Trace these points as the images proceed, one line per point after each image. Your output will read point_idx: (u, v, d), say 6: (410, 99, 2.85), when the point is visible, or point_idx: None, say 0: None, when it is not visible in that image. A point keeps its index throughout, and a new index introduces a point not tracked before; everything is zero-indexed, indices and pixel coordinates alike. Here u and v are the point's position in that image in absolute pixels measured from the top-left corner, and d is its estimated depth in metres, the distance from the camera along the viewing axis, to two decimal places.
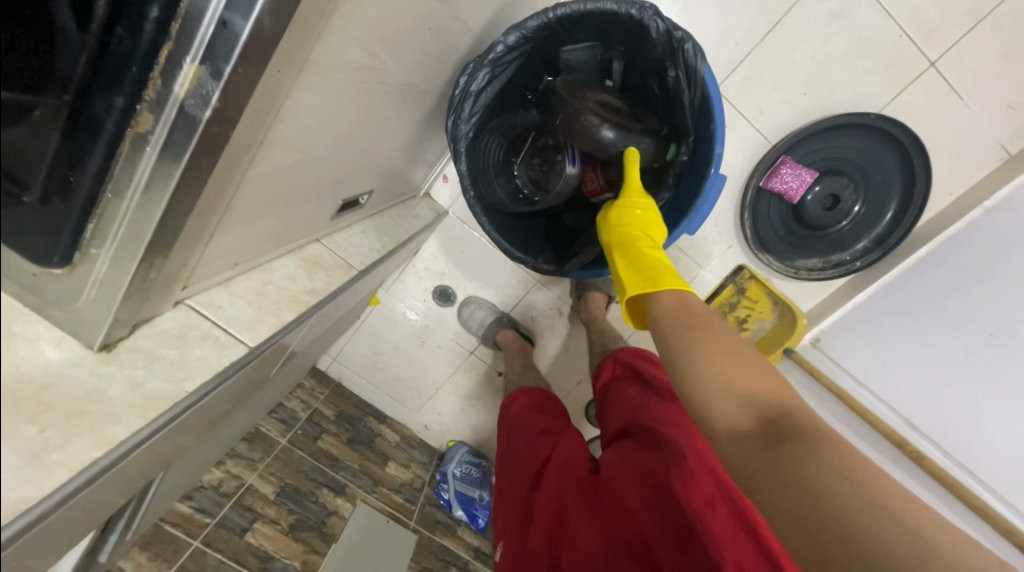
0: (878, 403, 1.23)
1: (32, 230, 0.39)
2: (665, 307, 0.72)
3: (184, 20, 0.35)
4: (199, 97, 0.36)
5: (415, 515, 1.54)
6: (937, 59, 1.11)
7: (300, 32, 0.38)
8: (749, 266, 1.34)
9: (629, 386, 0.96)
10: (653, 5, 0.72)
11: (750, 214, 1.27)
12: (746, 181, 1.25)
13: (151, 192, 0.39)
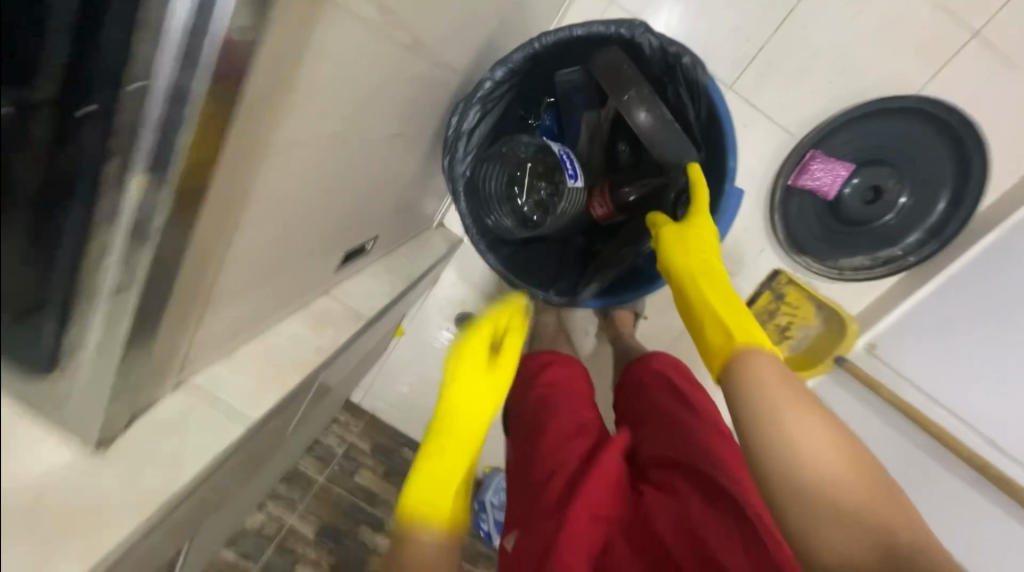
0: (946, 417, 1.09)
1: (17, 343, 0.41)
2: (761, 367, 0.58)
3: (131, 124, 0.35)
4: (151, 205, 0.37)
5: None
6: (982, 27, 1.00)
7: (252, 116, 0.38)
8: (786, 270, 1.24)
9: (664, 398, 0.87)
10: (644, 22, 0.69)
11: (781, 216, 1.17)
12: (773, 181, 1.16)
13: (125, 291, 0.40)
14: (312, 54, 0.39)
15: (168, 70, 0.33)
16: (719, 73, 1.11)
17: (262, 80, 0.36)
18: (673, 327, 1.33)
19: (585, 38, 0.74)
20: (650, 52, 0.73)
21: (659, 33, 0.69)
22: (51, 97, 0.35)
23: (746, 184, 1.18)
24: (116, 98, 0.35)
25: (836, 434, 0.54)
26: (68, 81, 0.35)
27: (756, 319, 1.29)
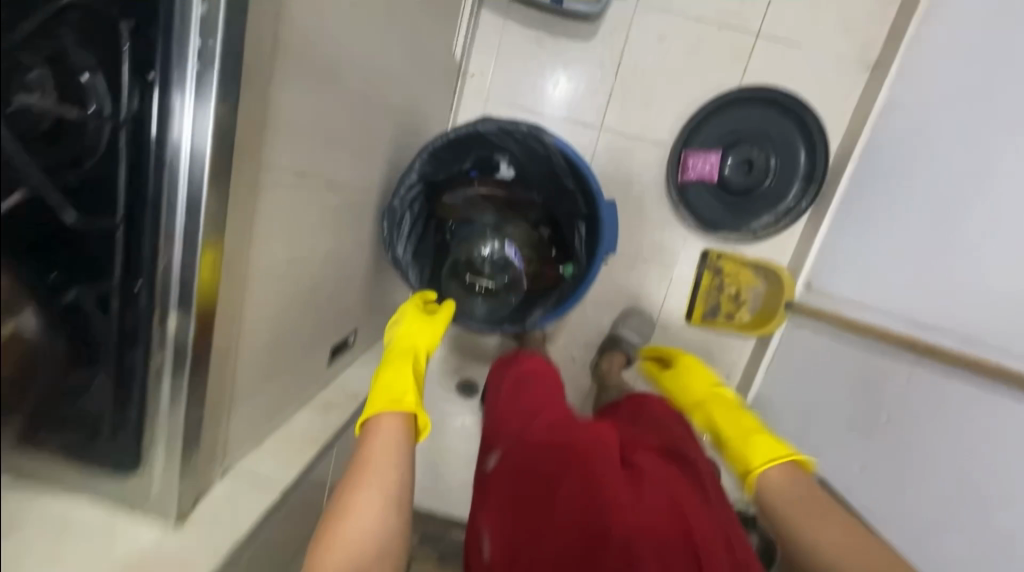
0: (880, 317, 1.10)
1: (103, 460, 0.51)
2: (803, 486, 0.78)
3: (164, 278, 0.47)
4: (180, 330, 0.49)
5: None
6: (760, 31, 1.32)
7: (240, 249, 0.53)
8: (713, 249, 1.43)
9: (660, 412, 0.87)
10: (484, 117, 0.89)
11: (686, 206, 1.38)
12: (666, 183, 1.40)
13: (174, 402, 0.51)
14: (264, 191, 0.55)
15: (179, 217, 0.46)
16: (590, 121, 1.40)
17: (242, 220, 0.52)
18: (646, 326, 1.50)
19: (450, 141, 0.93)
20: (501, 134, 0.93)
21: (496, 121, 0.89)
22: (117, 282, 0.46)
23: (649, 190, 1.42)
24: (151, 266, 0.47)
25: (848, 530, 0.70)
26: (126, 270, 0.46)
27: (710, 296, 1.44)
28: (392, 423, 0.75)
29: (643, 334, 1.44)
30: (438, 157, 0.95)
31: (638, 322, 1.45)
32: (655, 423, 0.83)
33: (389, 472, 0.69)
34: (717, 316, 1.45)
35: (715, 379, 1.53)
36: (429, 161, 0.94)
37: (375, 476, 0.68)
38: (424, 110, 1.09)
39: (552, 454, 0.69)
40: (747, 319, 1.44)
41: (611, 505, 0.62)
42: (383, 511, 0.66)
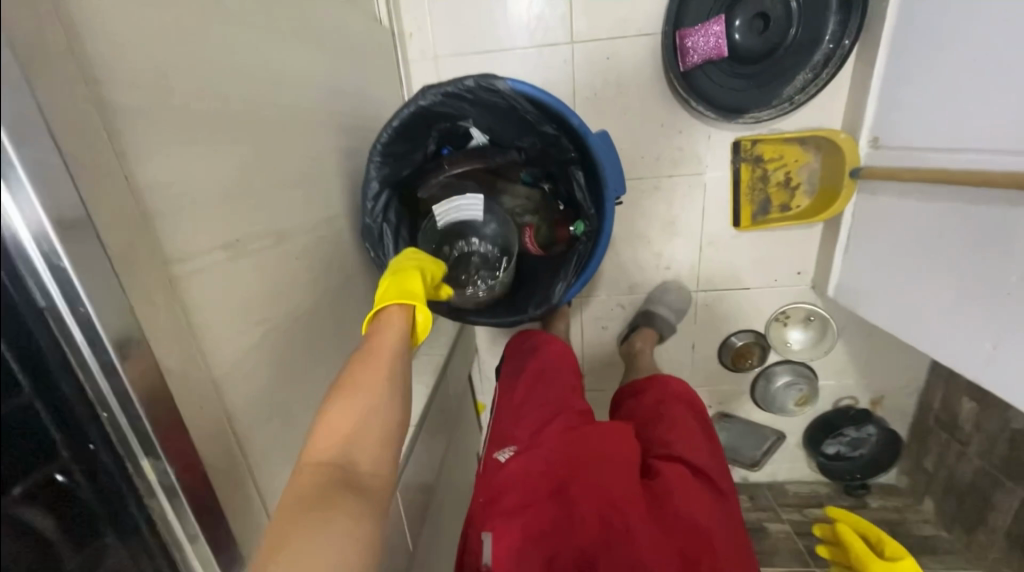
0: (971, 159, 0.87)
1: None
2: None
3: (117, 431, 0.41)
4: (161, 472, 0.43)
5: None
6: None
7: (190, 362, 0.46)
8: (745, 136, 1.21)
9: (684, 416, 0.83)
10: (423, 89, 0.76)
11: (699, 98, 1.15)
12: (668, 79, 1.17)
13: (195, 540, 0.47)
14: (190, 287, 0.47)
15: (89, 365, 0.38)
16: (557, 40, 1.18)
17: (175, 333, 0.45)
18: (691, 248, 1.35)
19: (400, 131, 0.81)
20: (451, 100, 0.79)
21: (438, 87, 0.75)
22: (67, 457, 0.40)
23: (650, 95, 1.21)
24: (94, 424, 0.40)
25: None
26: (68, 442, 0.40)
27: (756, 192, 1.25)
28: (397, 327, 0.73)
29: (677, 309, 1.35)
30: (395, 153, 0.84)
31: (675, 253, 1.35)
32: (688, 425, 0.81)
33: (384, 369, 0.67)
34: (770, 210, 1.27)
35: (785, 279, 1.35)
36: (386, 161, 0.83)
37: (382, 361, 0.68)
38: (366, 104, 0.96)
39: (575, 465, 0.68)
40: (806, 204, 1.24)
41: (625, 529, 0.62)
42: (380, 402, 0.64)
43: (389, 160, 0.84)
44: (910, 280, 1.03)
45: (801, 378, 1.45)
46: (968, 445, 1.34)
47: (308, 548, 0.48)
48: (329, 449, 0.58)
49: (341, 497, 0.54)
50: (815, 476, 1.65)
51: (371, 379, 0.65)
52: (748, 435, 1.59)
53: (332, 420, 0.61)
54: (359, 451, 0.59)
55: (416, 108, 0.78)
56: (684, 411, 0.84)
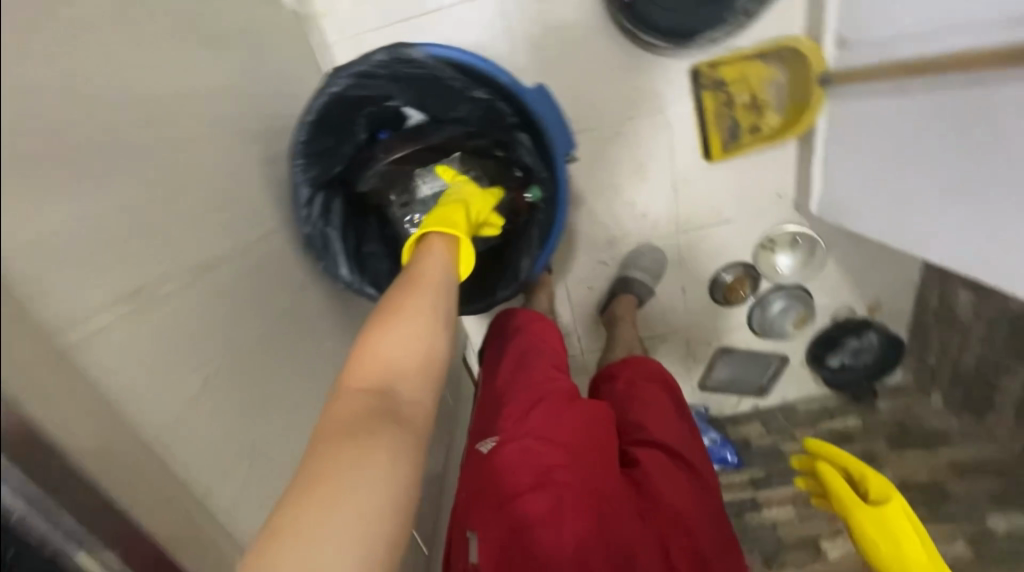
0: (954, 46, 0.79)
1: None
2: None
3: (34, 534, 0.37)
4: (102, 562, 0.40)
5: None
6: None
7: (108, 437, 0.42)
8: (701, 59, 1.12)
9: (660, 397, 0.86)
10: (328, 72, 0.68)
11: (646, 25, 1.06)
12: (610, 11, 1.07)
13: None
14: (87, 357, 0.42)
15: None
16: None
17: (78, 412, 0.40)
18: (666, 190, 1.28)
19: (316, 124, 0.74)
20: (364, 79, 0.71)
21: (343, 66, 0.67)
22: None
23: (594, 33, 1.11)
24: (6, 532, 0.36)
25: None
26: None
27: (723, 119, 1.18)
28: (443, 253, 0.71)
29: (653, 271, 1.35)
30: (318, 150, 0.76)
31: (654, 196, 1.29)
32: (662, 406, 0.85)
33: (428, 297, 0.64)
34: (741, 135, 1.19)
35: (768, 204, 1.30)
36: (309, 162, 0.76)
37: (423, 296, 0.64)
38: (282, 101, 0.87)
39: (573, 462, 0.69)
40: (776, 122, 1.17)
41: (621, 524, 0.65)
42: (426, 331, 0.61)
43: (314, 159, 0.77)
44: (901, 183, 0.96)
45: (798, 300, 1.43)
46: (969, 334, 1.33)
47: (346, 480, 0.45)
48: (368, 378, 0.55)
49: (389, 429, 0.50)
50: (823, 391, 1.66)
51: (415, 306, 0.62)
52: (752, 364, 1.59)
53: (374, 350, 0.57)
54: (406, 380, 0.56)
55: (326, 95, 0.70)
56: (660, 391, 0.87)
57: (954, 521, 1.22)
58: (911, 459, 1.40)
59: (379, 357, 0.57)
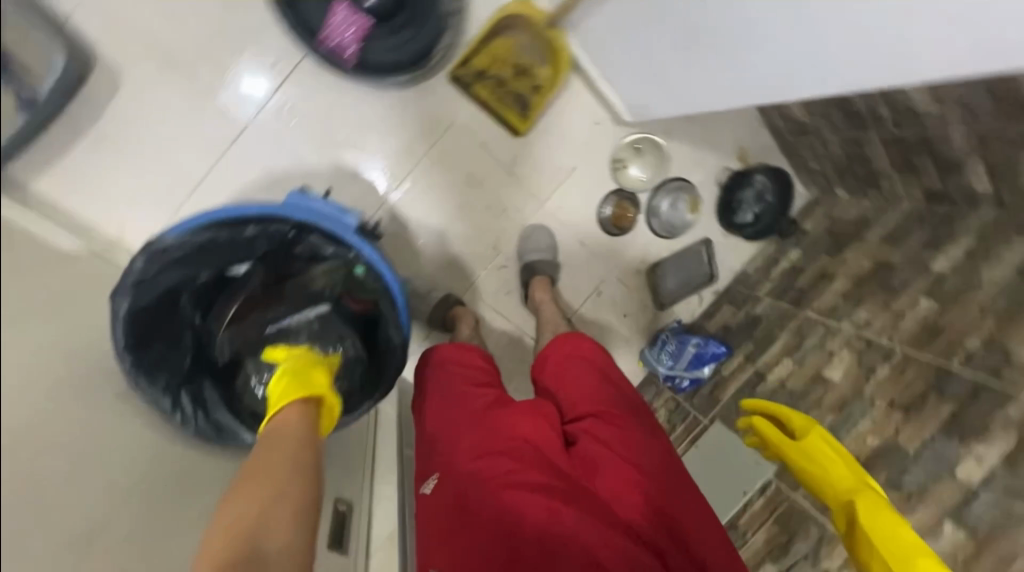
0: None
1: None
2: None
3: None
4: None
5: (702, 407, 1.52)
6: None
7: None
8: (453, 66, 1.22)
9: (589, 368, 0.95)
10: (112, 292, 0.82)
11: (388, 71, 1.15)
12: (353, 78, 1.16)
13: None
14: None
15: None
16: (241, 129, 1.15)
17: None
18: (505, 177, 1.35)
19: (138, 338, 0.86)
20: (154, 280, 0.86)
21: (121, 281, 0.81)
22: None
23: (356, 102, 1.19)
24: None
25: None
26: None
27: (506, 97, 1.27)
28: (296, 415, 0.76)
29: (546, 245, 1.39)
30: (154, 356, 0.87)
31: (502, 190, 1.36)
32: (592, 376, 0.94)
33: (275, 457, 0.68)
34: (529, 100, 1.28)
35: (593, 135, 1.39)
36: (150, 370, 0.86)
37: (278, 455, 0.68)
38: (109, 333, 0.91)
39: (513, 465, 0.79)
40: (546, 72, 1.26)
41: (573, 495, 0.76)
42: (276, 486, 0.64)
43: (154, 363, 0.87)
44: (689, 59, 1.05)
45: (679, 191, 1.53)
46: (821, 130, 1.41)
47: None
48: (224, 549, 0.56)
49: None
50: (758, 244, 1.72)
51: (263, 471, 0.66)
52: (685, 260, 1.64)
53: (223, 523, 0.59)
54: (268, 534, 0.59)
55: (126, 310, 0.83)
56: (589, 362, 0.95)
57: (910, 284, 1.26)
58: (853, 255, 1.45)
59: (232, 524, 0.59)
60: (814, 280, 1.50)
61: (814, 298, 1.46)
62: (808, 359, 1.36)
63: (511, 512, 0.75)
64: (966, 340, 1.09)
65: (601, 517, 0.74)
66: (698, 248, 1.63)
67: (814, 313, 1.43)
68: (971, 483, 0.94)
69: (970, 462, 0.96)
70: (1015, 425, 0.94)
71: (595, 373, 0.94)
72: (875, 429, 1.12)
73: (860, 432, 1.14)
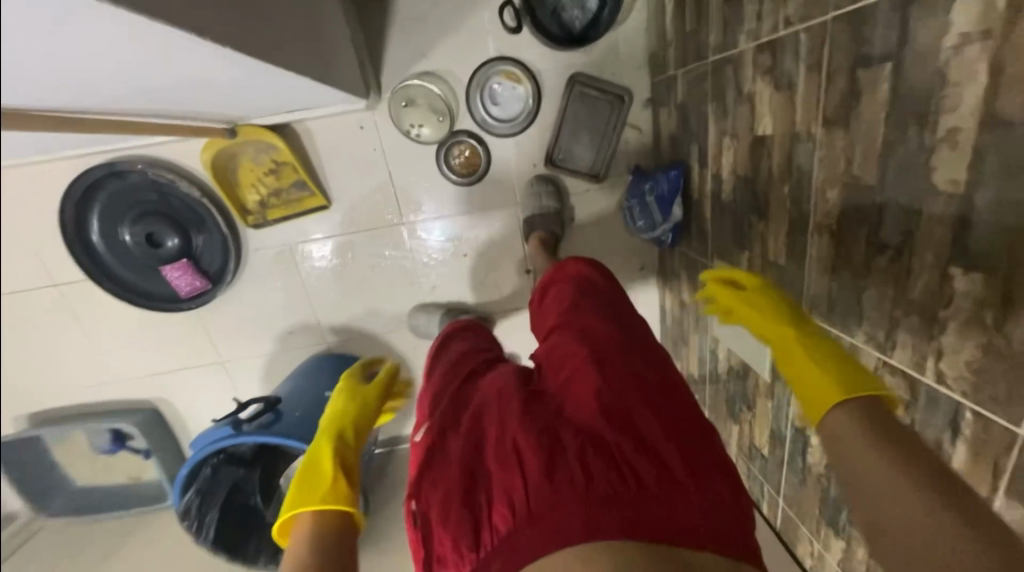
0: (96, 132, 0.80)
1: None
2: None
3: None
4: None
5: (699, 252, 1.19)
6: (54, 280, 1.42)
7: None
8: (243, 218, 1.38)
9: (585, 297, 0.87)
10: (199, 548, 1.15)
11: (224, 266, 1.40)
12: (219, 291, 1.43)
13: None
14: None
15: None
16: (222, 370, 1.59)
17: None
18: (357, 236, 1.44)
19: (240, 550, 1.20)
20: (209, 526, 1.17)
21: (194, 542, 1.14)
22: None
23: (241, 298, 1.49)
24: None
25: None
26: None
27: (290, 196, 1.36)
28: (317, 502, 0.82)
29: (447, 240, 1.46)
30: (258, 549, 1.22)
31: (370, 241, 1.45)
32: (589, 302, 0.86)
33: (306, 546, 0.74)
34: (301, 180, 1.33)
35: (372, 137, 1.32)
36: (265, 557, 1.21)
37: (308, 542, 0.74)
38: None
39: (496, 388, 0.73)
40: (281, 150, 1.27)
41: (548, 405, 0.67)
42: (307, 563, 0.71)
43: (262, 550, 1.22)
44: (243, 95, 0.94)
45: (487, 82, 1.26)
46: None
47: None
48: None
49: None
50: (636, 11, 1.22)
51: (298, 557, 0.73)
52: (573, 121, 1.32)
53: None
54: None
55: (216, 547, 1.17)
56: (582, 291, 0.89)
57: None
58: None
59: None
60: (699, 3, 0.98)
61: (708, 29, 0.96)
62: (739, 122, 0.91)
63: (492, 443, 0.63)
64: None
65: (597, 429, 0.62)
66: (574, 92, 1.28)
67: (716, 49, 0.95)
68: (958, 190, 0.50)
69: (942, 153, 0.51)
70: (977, 37, 0.46)
71: (592, 301, 0.86)
72: (827, 177, 0.70)
73: (818, 191, 0.73)
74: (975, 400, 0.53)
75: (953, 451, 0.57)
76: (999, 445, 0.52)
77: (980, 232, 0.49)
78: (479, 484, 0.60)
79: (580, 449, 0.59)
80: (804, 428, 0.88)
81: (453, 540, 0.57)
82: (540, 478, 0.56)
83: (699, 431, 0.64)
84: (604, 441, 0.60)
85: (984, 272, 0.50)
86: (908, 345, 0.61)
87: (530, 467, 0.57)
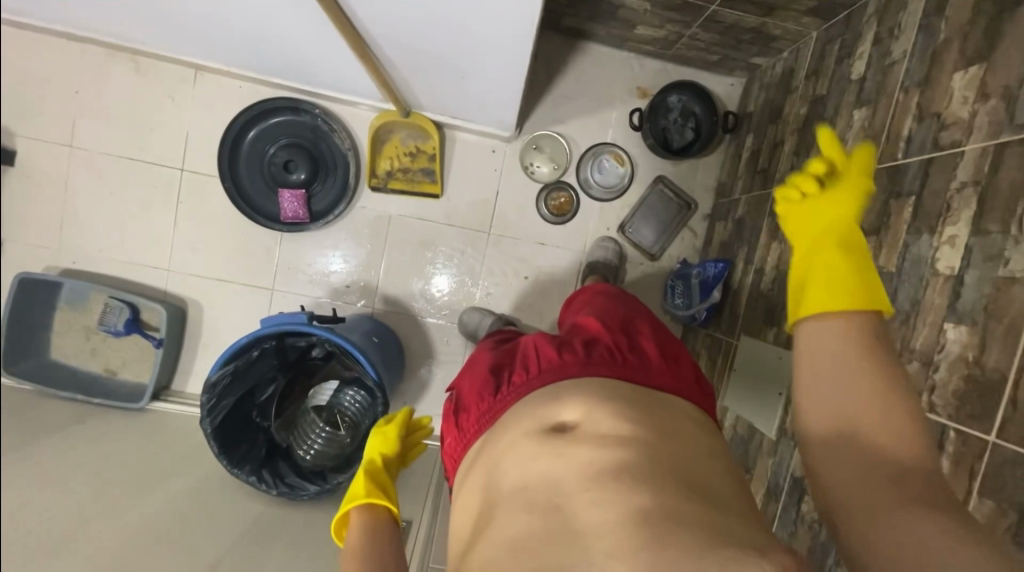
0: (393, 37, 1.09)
1: None
2: None
3: None
4: None
5: (725, 329, 1.44)
6: (181, 165, 1.58)
7: None
8: (367, 181, 1.63)
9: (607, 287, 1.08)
10: (200, 428, 1.13)
11: (331, 209, 1.60)
12: (311, 225, 1.60)
13: None
14: None
15: None
16: (267, 297, 1.66)
17: None
18: (448, 227, 1.67)
19: (228, 451, 1.17)
20: (219, 412, 1.16)
21: (201, 419, 1.12)
22: None
23: (323, 241, 1.66)
24: None
25: None
26: None
27: (415, 177, 1.63)
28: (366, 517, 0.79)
29: (517, 259, 1.69)
30: (244, 458, 1.18)
31: (456, 236, 1.68)
32: (611, 290, 1.07)
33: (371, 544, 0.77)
34: (431, 168, 1.62)
35: (498, 160, 1.65)
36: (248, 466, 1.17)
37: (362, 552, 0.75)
38: None
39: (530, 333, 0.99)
40: (430, 144, 1.60)
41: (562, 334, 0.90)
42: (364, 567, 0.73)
43: (246, 460, 1.19)
44: (467, 83, 1.29)
45: (599, 156, 1.64)
46: (682, 32, 1.44)
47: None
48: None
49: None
50: (715, 152, 1.66)
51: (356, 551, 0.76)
52: (650, 208, 1.67)
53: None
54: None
55: (213, 436, 1.14)
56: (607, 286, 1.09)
57: (841, 105, 1.13)
58: (790, 109, 1.34)
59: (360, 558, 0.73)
60: (771, 154, 1.40)
61: (776, 170, 1.35)
62: None
63: (520, 345, 0.88)
64: (902, 128, 0.94)
65: (593, 341, 0.83)
66: (656, 188, 1.65)
67: (779, 183, 1.32)
68: (953, 272, 0.78)
69: (944, 250, 0.80)
70: (971, 185, 0.78)
71: (613, 290, 1.07)
72: None
73: None
74: (957, 420, 0.73)
75: (938, 466, 0.75)
76: (973, 454, 0.70)
77: (967, 298, 0.75)
78: (506, 364, 0.85)
79: (583, 349, 0.80)
80: (802, 476, 1.02)
81: (478, 387, 0.82)
82: (553, 356, 0.79)
83: (673, 364, 0.82)
84: (594, 346, 0.81)
85: (968, 325, 0.74)
86: (907, 385, 0.82)
87: (547, 351, 0.80)
